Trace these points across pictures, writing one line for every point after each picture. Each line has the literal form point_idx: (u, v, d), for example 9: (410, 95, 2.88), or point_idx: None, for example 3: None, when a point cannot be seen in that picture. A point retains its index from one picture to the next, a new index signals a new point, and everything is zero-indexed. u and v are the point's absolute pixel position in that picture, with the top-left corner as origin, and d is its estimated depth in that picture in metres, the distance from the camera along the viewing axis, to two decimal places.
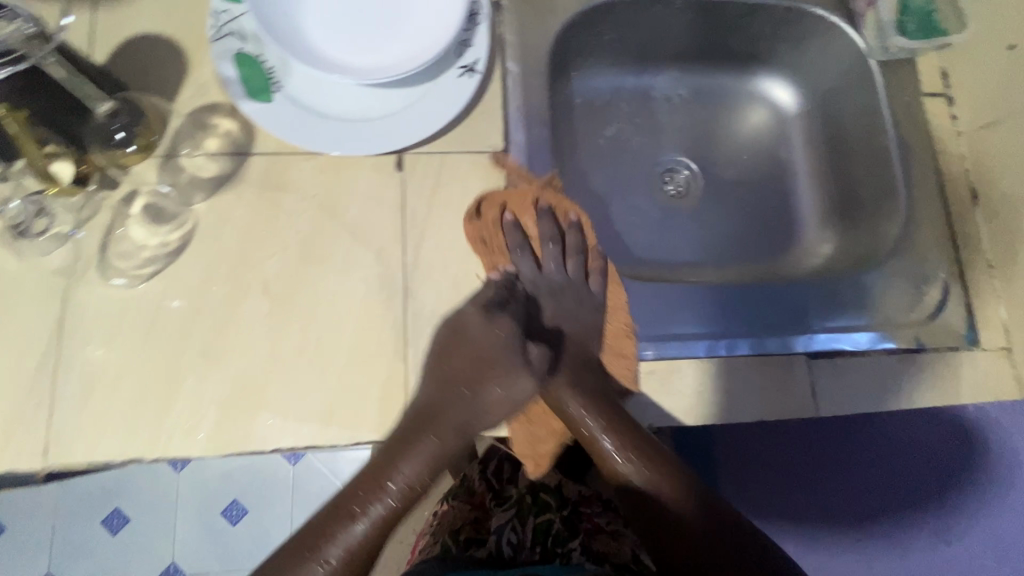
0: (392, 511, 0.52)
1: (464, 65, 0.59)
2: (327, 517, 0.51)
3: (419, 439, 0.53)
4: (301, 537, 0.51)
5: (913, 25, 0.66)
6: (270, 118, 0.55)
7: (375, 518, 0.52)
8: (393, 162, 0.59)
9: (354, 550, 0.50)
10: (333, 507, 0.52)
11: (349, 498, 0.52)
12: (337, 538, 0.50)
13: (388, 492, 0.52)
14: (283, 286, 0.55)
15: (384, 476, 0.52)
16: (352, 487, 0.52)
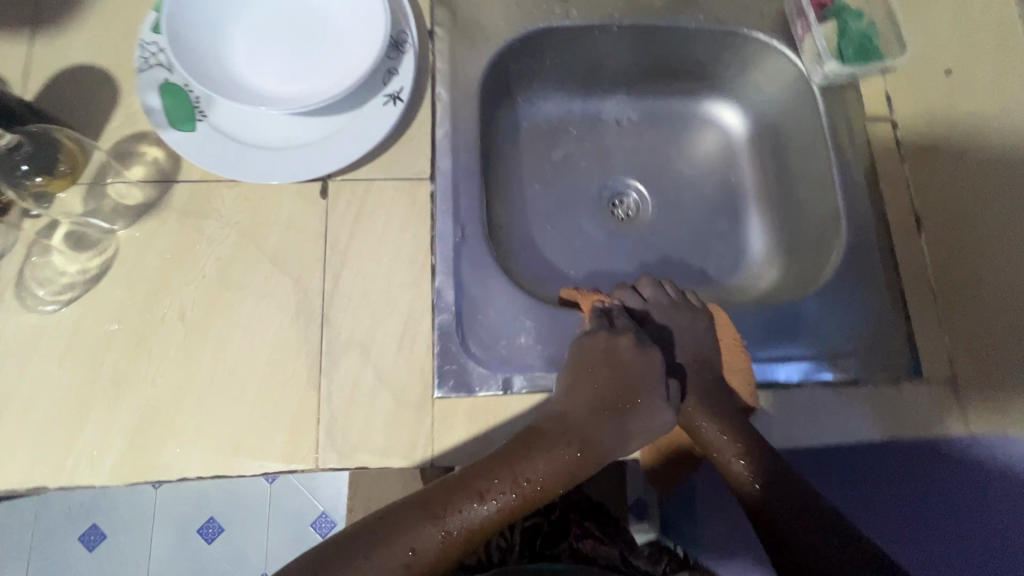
0: (510, 509, 0.47)
1: (389, 93, 0.60)
2: (460, 491, 0.46)
3: (548, 441, 0.48)
4: (388, 518, 0.45)
5: (852, 49, 0.66)
6: (193, 147, 0.56)
7: (533, 496, 0.47)
8: (318, 189, 0.59)
9: (474, 531, 0.46)
10: (472, 479, 0.47)
11: (477, 473, 0.47)
12: (464, 511, 0.46)
13: (513, 488, 0.47)
14: (199, 313, 0.55)
15: (552, 463, 0.48)
16: (546, 456, 0.48)
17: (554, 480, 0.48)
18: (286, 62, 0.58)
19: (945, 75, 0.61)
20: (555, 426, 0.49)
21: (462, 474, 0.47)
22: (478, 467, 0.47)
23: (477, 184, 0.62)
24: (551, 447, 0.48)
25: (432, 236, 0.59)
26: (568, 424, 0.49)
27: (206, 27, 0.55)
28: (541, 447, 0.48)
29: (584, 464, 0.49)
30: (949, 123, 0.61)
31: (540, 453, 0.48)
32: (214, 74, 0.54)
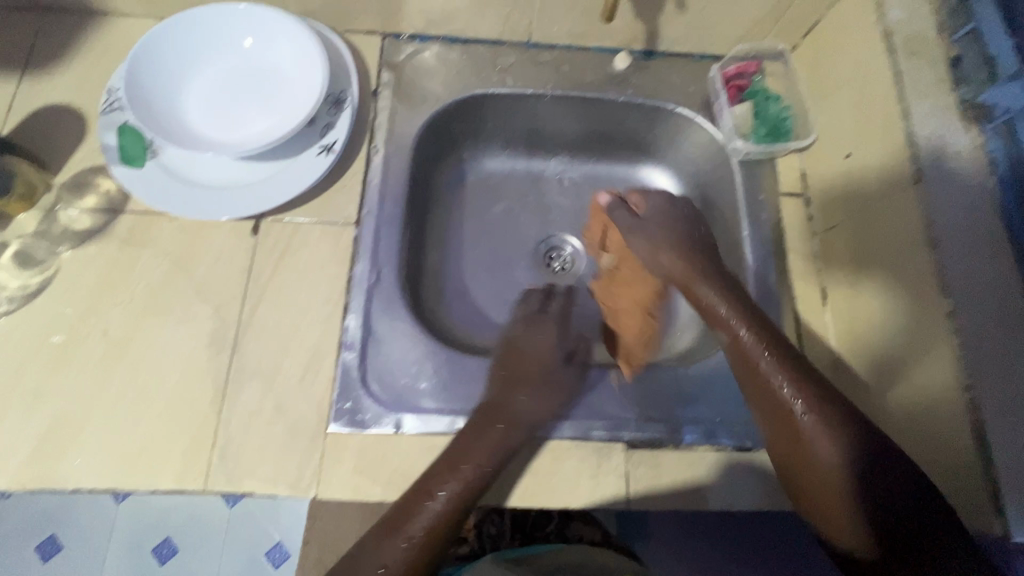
0: (464, 494, 0.52)
1: (324, 144, 0.66)
2: (425, 493, 0.52)
3: (488, 428, 0.56)
4: (381, 529, 0.50)
5: (765, 129, 0.70)
6: (138, 182, 0.62)
7: (475, 477, 0.53)
8: (249, 225, 0.64)
9: (436, 527, 0.50)
10: (427, 489, 0.52)
11: (428, 475, 0.53)
12: (421, 513, 0.51)
13: (462, 474, 0.52)
14: (122, 332, 0.59)
15: (484, 444, 0.54)
16: (473, 436, 0.55)
17: (480, 467, 0.53)
18: (232, 112, 0.64)
19: (845, 157, 0.65)
20: (491, 411, 0.57)
21: (431, 476, 0.53)
22: (435, 469, 0.53)
23: (399, 231, 0.66)
24: (485, 429, 0.56)
25: (349, 277, 0.63)
26: (500, 411, 0.57)
27: (162, 78, 0.62)
28: (478, 434, 0.55)
29: (512, 433, 0.56)
30: (846, 200, 0.65)
31: (474, 440, 0.55)
32: (163, 120, 0.61)
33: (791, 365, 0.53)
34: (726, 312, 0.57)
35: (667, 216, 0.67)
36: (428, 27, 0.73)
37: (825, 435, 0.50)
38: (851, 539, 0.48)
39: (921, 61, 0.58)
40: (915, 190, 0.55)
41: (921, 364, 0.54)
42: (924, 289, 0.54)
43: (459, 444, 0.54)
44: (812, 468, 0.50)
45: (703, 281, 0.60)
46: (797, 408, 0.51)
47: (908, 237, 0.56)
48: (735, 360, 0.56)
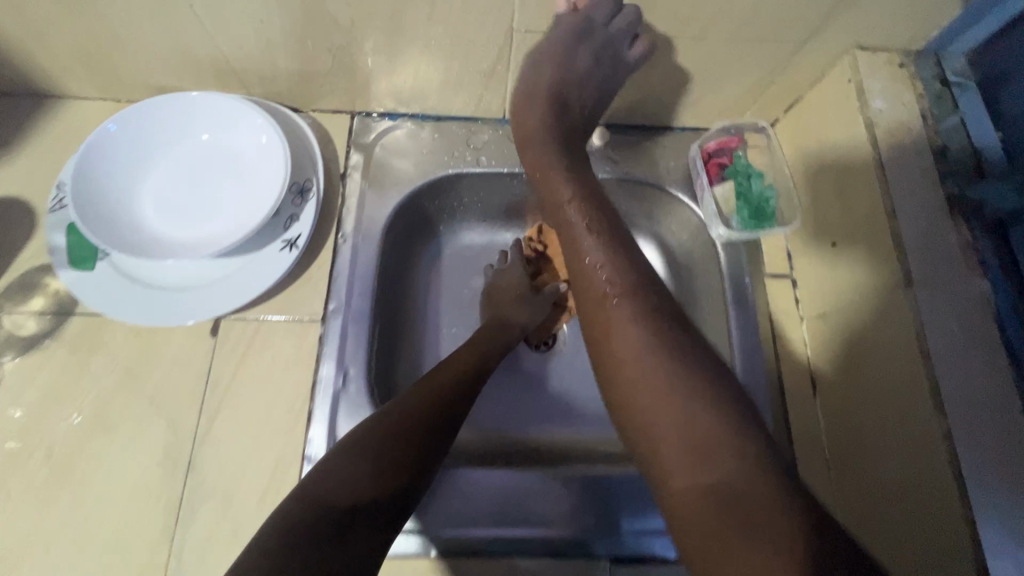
0: (412, 431, 0.49)
1: (287, 239, 0.63)
2: (379, 421, 0.50)
3: (459, 358, 0.59)
4: (348, 451, 0.48)
5: (748, 211, 0.67)
6: (87, 286, 0.59)
7: (438, 396, 0.53)
8: (208, 326, 0.61)
9: (376, 456, 0.47)
10: (385, 414, 0.50)
11: (377, 424, 0.49)
12: (372, 449, 0.48)
13: (413, 419, 0.50)
14: (68, 450, 0.55)
15: (442, 378, 0.55)
16: (429, 384, 0.54)
17: (449, 371, 0.56)
18: (189, 206, 0.61)
19: (832, 246, 0.63)
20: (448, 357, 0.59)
21: (384, 409, 0.51)
22: (393, 409, 0.51)
23: (368, 326, 0.63)
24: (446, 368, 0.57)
25: (314, 381, 0.60)
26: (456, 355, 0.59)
27: (113, 175, 0.59)
28: (443, 369, 0.56)
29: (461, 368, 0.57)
30: (835, 291, 0.62)
31: (428, 386, 0.53)
32: (114, 221, 0.57)
33: (642, 307, 0.49)
34: (576, 252, 0.54)
35: (562, 66, 0.60)
36: (397, 106, 0.70)
37: (636, 330, 0.48)
38: (732, 479, 0.41)
39: (906, 155, 0.56)
40: (904, 298, 0.52)
41: (913, 483, 0.50)
42: (914, 405, 0.50)
43: (416, 385, 0.53)
44: (614, 344, 0.48)
45: (575, 241, 0.54)
46: (630, 328, 0.48)
47: (898, 348, 0.52)
48: (574, 266, 0.54)
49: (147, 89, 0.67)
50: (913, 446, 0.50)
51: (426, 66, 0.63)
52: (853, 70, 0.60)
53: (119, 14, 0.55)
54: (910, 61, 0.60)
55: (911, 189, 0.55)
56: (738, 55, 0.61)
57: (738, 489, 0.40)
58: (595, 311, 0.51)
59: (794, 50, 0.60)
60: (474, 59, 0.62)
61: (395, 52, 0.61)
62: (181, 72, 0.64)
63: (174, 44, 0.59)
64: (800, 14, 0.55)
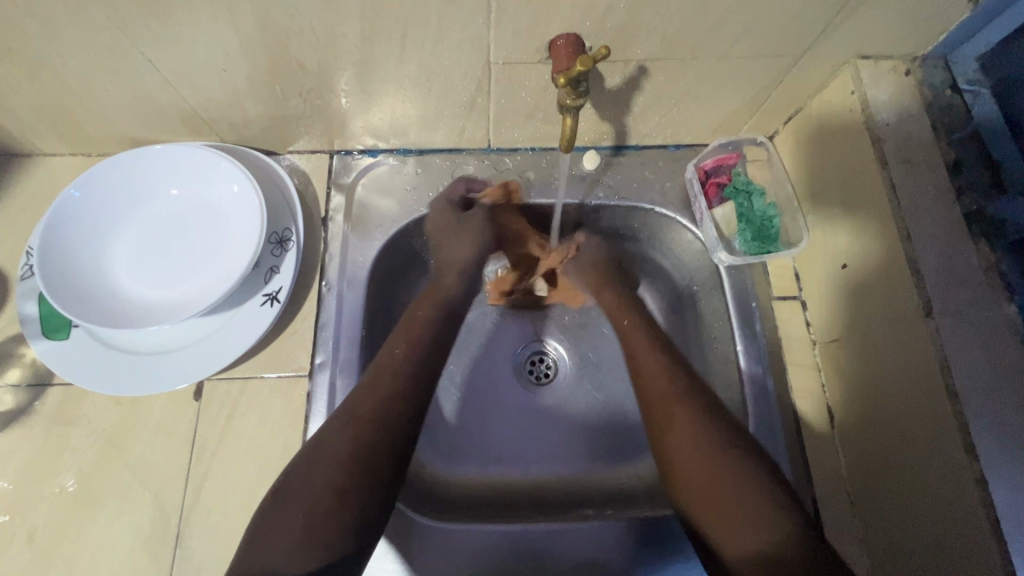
0: (357, 463, 0.48)
1: (268, 293, 0.60)
2: (313, 448, 0.49)
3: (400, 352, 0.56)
4: (282, 488, 0.47)
5: (751, 233, 0.63)
6: (61, 356, 0.56)
7: (379, 418, 0.51)
8: (191, 389, 0.58)
9: (330, 472, 0.47)
10: (319, 443, 0.49)
11: (311, 456, 0.48)
12: (313, 482, 0.47)
13: (356, 449, 0.48)
14: (53, 530, 0.54)
15: (374, 398, 0.52)
16: (356, 400, 0.52)
17: (394, 379, 0.54)
18: (164, 266, 0.59)
19: (843, 268, 0.59)
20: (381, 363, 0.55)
21: (317, 440, 0.49)
22: (327, 434, 0.50)
23: (357, 378, 0.60)
24: (378, 380, 0.53)
25: (303, 441, 0.57)
26: (400, 360, 0.55)
27: (83, 239, 0.56)
28: (387, 377, 0.53)
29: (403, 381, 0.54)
30: (849, 316, 0.58)
31: (363, 405, 0.51)
32: (85, 288, 0.55)
33: (698, 413, 0.53)
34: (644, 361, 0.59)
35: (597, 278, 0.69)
36: (377, 142, 0.67)
37: (718, 476, 0.50)
38: (781, 541, 0.46)
39: (917, 170, 0.53)
40: (925, 329, 0.48)
41: (946, 528, 0.47)
42: (942, 445, 0.47)
43: (343, 411, 0.51)
44: (673, 418, 0.54)
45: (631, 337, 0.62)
46: (693, 437, 0.52)
47: (920, 383, 0.49)
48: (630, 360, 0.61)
49: (116, 142, 0.64)
50: (941, 489, 0.47)
51: (403, 103, 0.60)
52: (855, 81, 0.56)
53: (78, 73, 0.53)
54: (916, 67, 0.56)
55: (925, 209, 0.51)
56: (730, 73, 0.58)
57: (794, 551, 0.45)
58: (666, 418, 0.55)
59: (790, 64, 0.57)
60: (451, 93, 0.59)
61: (369, 92, 0.58)
62: (150, 124, 0.61)
63: (139, 98, 0.57)
64: (794, 28, 0.52)
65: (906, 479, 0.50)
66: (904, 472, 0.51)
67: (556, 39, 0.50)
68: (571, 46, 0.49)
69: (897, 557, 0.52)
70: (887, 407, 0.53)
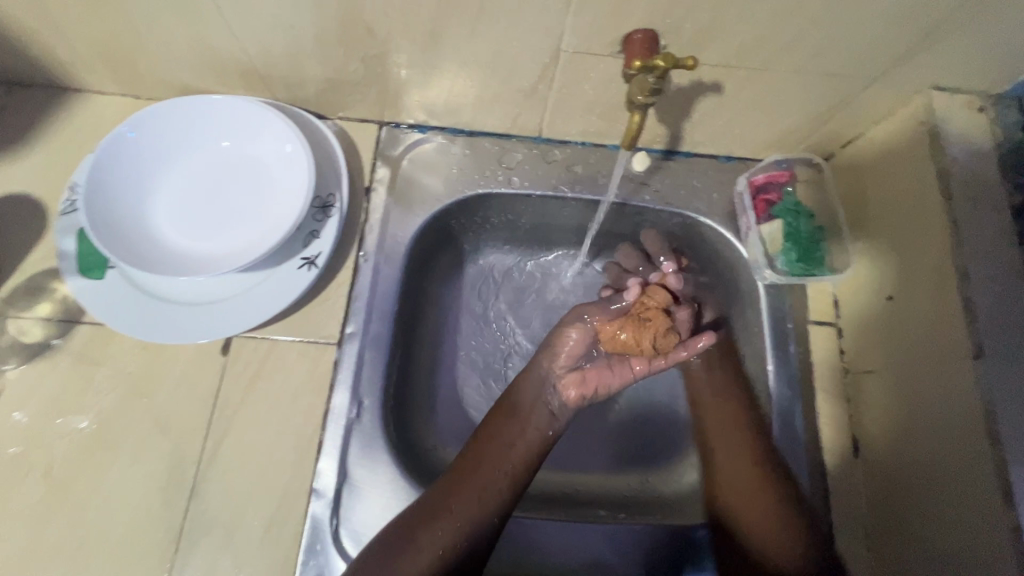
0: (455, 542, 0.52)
1: (306, 256, 0.59)
2: (392, 569, 0.49)
3: (497, 419, 0.58)
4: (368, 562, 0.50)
5: (797, 253, 0.63)
6: (93, 295, 0.56)
7: (478, 497, 0.53)
8: (219, 343, 0.58)
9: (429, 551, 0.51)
10: (398, 565, 0.50)
11: (414, 526, 0.51)
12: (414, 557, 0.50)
13: (458, 530, 0.52)
14: (66, 470, 0.53)
15: (451, 525, 0.52)
16: (412, 509, 0.52)
17: (502, 458, 0.55)
18: (206, 217, 0.58)
19: (887, 300, 0.58)
20: (470, 459, 0.55)
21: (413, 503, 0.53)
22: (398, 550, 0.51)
23: (386, 353, 0.60)
24: (453, 494, 0.53)
25: (325, 409, 0.57)
26: (492, 442, 0.56)
27: (131, 179, 0.56)
28: (482, 460, 0.55)
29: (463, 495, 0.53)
30: (889, 350, 0.57)
31: (445, 512, 0.52)
32: (129, 231, 0.55)
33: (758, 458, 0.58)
34: (727, 447, 0.59)
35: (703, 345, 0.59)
36: (429, 118, 0.67)
37: (737, 451, 0.58)
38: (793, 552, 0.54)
39: (981, 211, 0.52)
40: (972, 371, 0.47)
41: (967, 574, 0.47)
42: (977, 495, 0.46)
43: (409, 529, 0.51)
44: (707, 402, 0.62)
45: (732, 461, 0.58)
46: (735, 459, 0.58)
47: (960, 425, 0.48)
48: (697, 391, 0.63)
49: (168, 87, 0.64)
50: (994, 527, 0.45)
51: (463, 82, 0.59)
52: (926, 112, 0.55)
53: (144, 11, 0.52)
54: (989, 105, 0.55)
55: (987, 251, 0.50)
56: (801, 89, 0.57)
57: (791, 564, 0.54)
58: (722, 442, 0.59)
59: (863, 86, 0.56)
60: (514, 77, 0.58)
61: (431, 66, 0.57)
62: (205, 72, 0.60)
63: (200, 45, 0.56)
64: (877, 50, 0.51)
65: (931, 522, 0.50)
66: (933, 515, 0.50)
67: (632, 34, 0.49)
68: (648, 44, 0.48)
69: None
70: (922, 445, 0.52)
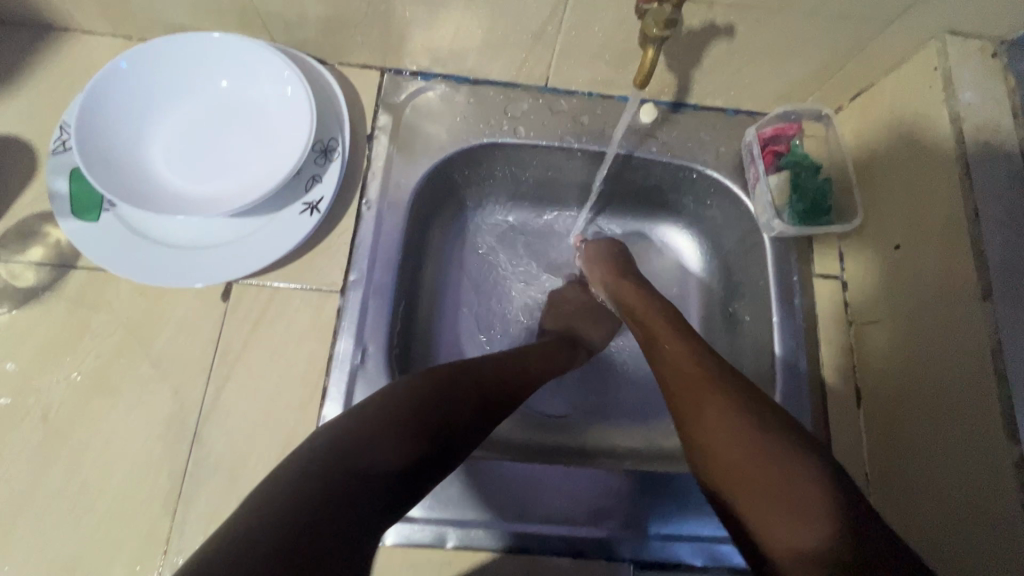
0: (427, 420, 0.42)
1: (308, 201, 0.58)
2: (381, 427, 0.39)
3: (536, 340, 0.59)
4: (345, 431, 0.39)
5: (803, 207, 0.62)
6: (89, 238, 0.54)
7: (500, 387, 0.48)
8: (219, 289, 0.57)
9: (399, 423, 0.40)
10: (386, 427, 0.40)
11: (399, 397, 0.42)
12: (381, 425, 0.40)
13: (438, 406, 0.43)
14: (65, 414, 0.52)
15: (456, 396, 0.44)
16: (425, 390, 0.43)
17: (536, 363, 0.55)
18: (204, 160, 0.56)
19: (895, 249, 0.58)
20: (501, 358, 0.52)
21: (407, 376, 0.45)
22: (386, 432, 0.39)
23: (391, 300, 0.59)
24: (461, 373, 0.47)
25: (329, 356, 0.56)
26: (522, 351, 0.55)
27: (125, 118, 0.54)
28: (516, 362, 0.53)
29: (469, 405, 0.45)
30: (897, 298, 0.57)
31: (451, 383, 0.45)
32: (123, 170, 0.53)
33: (738, 411, 0.43)
34: (683, 370, 0.48)
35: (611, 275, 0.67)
36: (432, 64, 0.65)
37: (690, 371, 0.48)
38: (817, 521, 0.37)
39: (993, 154, 0.51)
40: (981, 312, 0.48)
41: (971, 539, 0.47)
42: (979, 431, 0.47)
43: (424, 415, 0.42)
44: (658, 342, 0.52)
45: (692, 384, 0.47)
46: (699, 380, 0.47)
47: (968, 364, 0.48)
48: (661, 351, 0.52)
49: (161, 27, 0.61)
50: (995, 461, 0.45)
51: (470, 23, 0.58)
52: (940, 56, 0.54)
53: None
54: (1003, 50, 0.55)
55: (997, 193, 0.50)
56: (814, 32, 0.56)
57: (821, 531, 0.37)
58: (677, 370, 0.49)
59: (876, 30, 0.55)
60: (522, 18, 0.56)
61: (437, 4, 0.55)
62: (200, 11, 0.58)
63: None
64: None
65: (934, 481, 0.51)
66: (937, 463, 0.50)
67: None
68: None
69: (962, 527, 0.48)
70: (927, 391, 0.52)
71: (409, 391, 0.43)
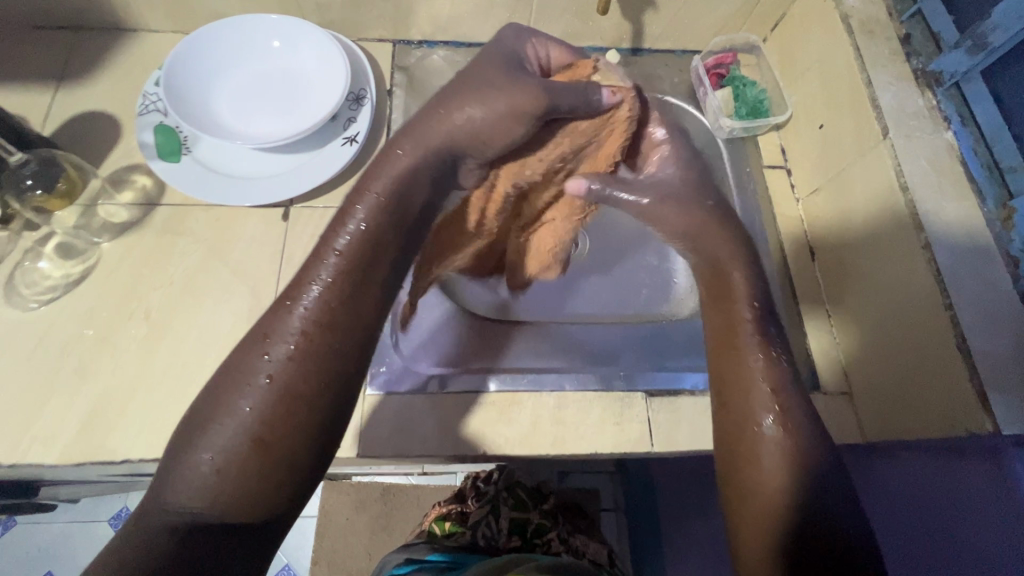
0: (238, 447, 0.41)
1: (347, 136, 0.71)
2: (179, 467, 0.41)
3: (345, 214, 0.48)
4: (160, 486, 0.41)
5: (745, 109, 0.78)
6: (175, 173, 0.66)
7: (307, 352, 0.43)
8: (279, 212, 0.69)
9: (211, 456, 0.41)
10: (178, 475, 0.41)
11: (200, 421, 0.42)
12: (188, 465, 0.41)
13: (236, 413, 0.42)
14: (163, 314, 0.62)
15: (247, 398, 0.42)
16: (226, 416, 0.42)
17: (329, 311, 0.45)
18: (260, 106, 0.70)
19: (820, 128, 0.72)
20: (289, 298, 0.46)
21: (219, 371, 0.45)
22: (204, 494, 0.40)
23: None
24: (243, 358, 0.44)
25: None
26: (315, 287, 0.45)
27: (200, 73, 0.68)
28: (323, 318, 0.45)
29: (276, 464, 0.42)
30: (828, 167, 0.71)
31: (240, 374, 0.43)
32: (201, 116, 0.66)
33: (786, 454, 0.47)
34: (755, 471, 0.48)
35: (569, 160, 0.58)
36: (435, 33, 0.80)
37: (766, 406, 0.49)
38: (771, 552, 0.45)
39: (877, 40, 0.67)
40: (885, 146, 0.62)
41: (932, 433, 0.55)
42: (898, 231, 0.60)
43: (216, 458, 0.41)
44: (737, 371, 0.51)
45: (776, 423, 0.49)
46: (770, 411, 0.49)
47: (883, 187, 0.62)
48: (725, 425, 0.51)
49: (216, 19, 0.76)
50: (909, 245, 0.59)
51: None
52: None
53: None
54: None
55: (884, 66, 0.66)
56: None
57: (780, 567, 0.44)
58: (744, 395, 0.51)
59: None
60: None
61: None
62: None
63: None
64: None
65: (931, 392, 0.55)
66: (873, 309, 0.63)
67: None
68: None
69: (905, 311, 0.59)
70: (869, 216, 0.64)
71: (207, 462, 0.41)
